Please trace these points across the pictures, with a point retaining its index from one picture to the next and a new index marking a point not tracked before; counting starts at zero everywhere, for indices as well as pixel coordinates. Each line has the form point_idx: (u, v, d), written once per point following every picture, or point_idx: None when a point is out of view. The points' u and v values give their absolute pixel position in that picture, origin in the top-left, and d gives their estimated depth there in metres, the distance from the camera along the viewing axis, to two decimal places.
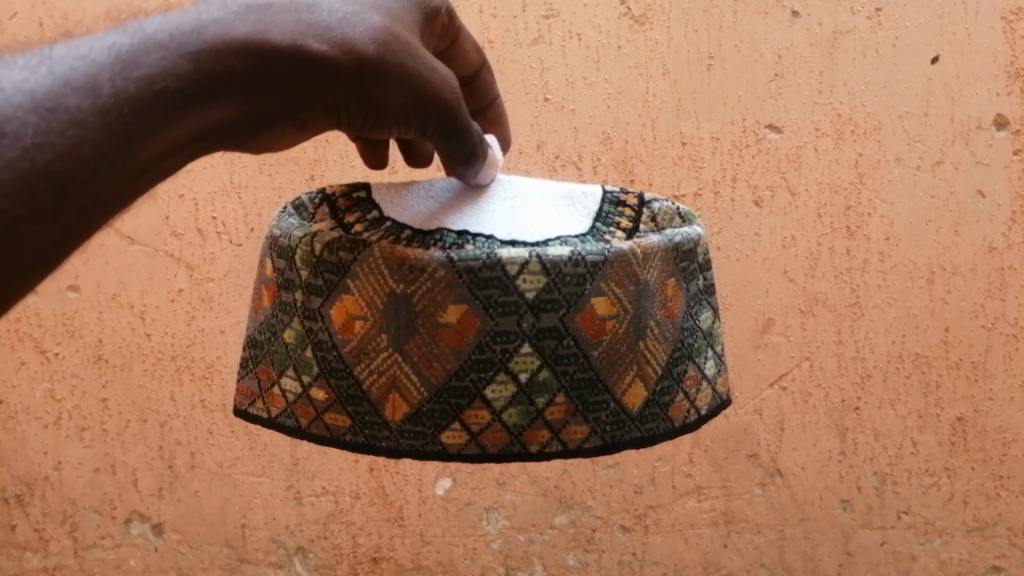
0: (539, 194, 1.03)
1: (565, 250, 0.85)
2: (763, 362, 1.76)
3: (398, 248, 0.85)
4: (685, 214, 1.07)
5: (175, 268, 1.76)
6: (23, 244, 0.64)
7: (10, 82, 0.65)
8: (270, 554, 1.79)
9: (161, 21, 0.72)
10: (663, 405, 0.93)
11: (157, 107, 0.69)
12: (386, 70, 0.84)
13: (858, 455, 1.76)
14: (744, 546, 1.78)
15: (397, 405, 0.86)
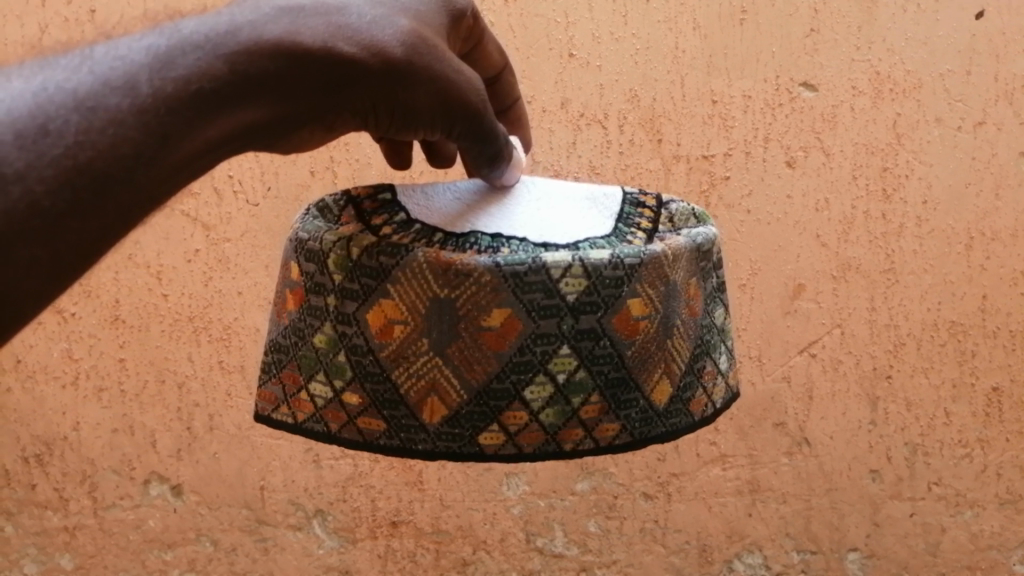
0: (562, 195, 0.99)
1: (606, 254, 0.82)
2: (792, 329, 1.71)
3: (443, 254, 0.82)
4: (700, 214, 1.03)
5: (192, 228, 1.73)
6: (63, 243, 0.62)
7: (50, 82, 0.63)
8: (290, 516, 1.77)
9: (198, 23, 0.69)
10: (685, 402, 0.91)
11: (193, 106, 0.67)
12: (415, 75, 0.81)
13: (888, 425, 1.72)
14: (769, 516, 1.75)
15: (435, 408, 0.82)
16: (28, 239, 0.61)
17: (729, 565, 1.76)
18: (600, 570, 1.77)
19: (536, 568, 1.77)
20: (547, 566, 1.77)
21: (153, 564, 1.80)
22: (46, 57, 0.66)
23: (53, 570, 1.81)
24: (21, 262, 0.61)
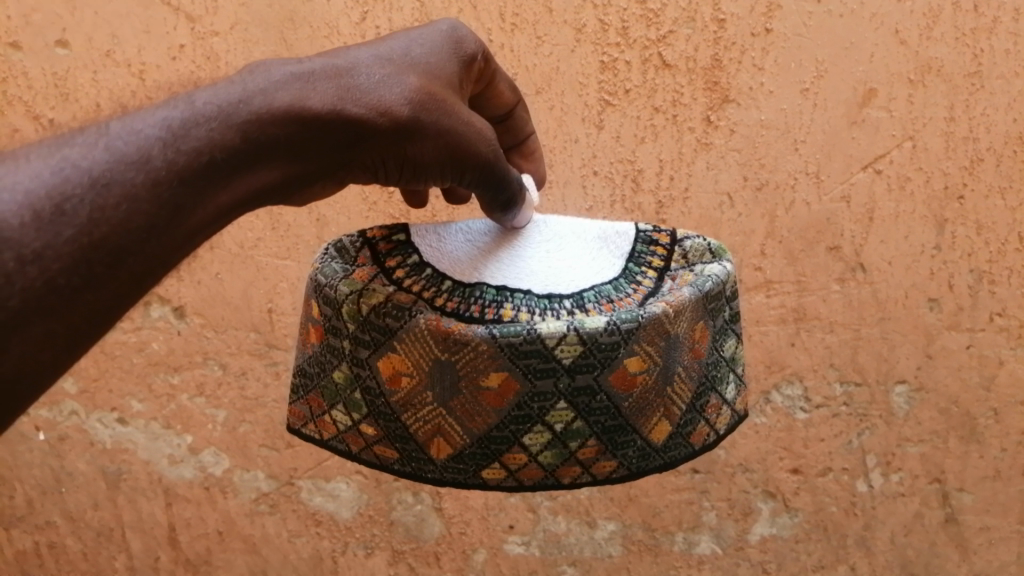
0: (572, 236, 1.06)
1: (603, 321, 0.85)
2: (857, 142, 1.51)
3: (443, 322, 0.85)
4: (716, 250, 1.05)
5: (174, 20, 1.62)
6: (79, 313, 0.62)
7: (63, 158, 0.63)
8: None
9: (211, 94, 0.70)
10: (686, 439, 0.95)
11: (205, 175, 0.67)
12: (421, 130, 0.83)
13: (954, 250, 1.55)
14: (814, 346, 1.61)
15: (441, 447, 0.88)
16: (43, 314, 0.60)
17: (766, 396, 1.64)
18: None
19: None
20: None
21: (160, 388, 1.72)
22: (58, 134, 0.66)
23: (57, 394, 1.76)
24: (35, 338, 0.60)
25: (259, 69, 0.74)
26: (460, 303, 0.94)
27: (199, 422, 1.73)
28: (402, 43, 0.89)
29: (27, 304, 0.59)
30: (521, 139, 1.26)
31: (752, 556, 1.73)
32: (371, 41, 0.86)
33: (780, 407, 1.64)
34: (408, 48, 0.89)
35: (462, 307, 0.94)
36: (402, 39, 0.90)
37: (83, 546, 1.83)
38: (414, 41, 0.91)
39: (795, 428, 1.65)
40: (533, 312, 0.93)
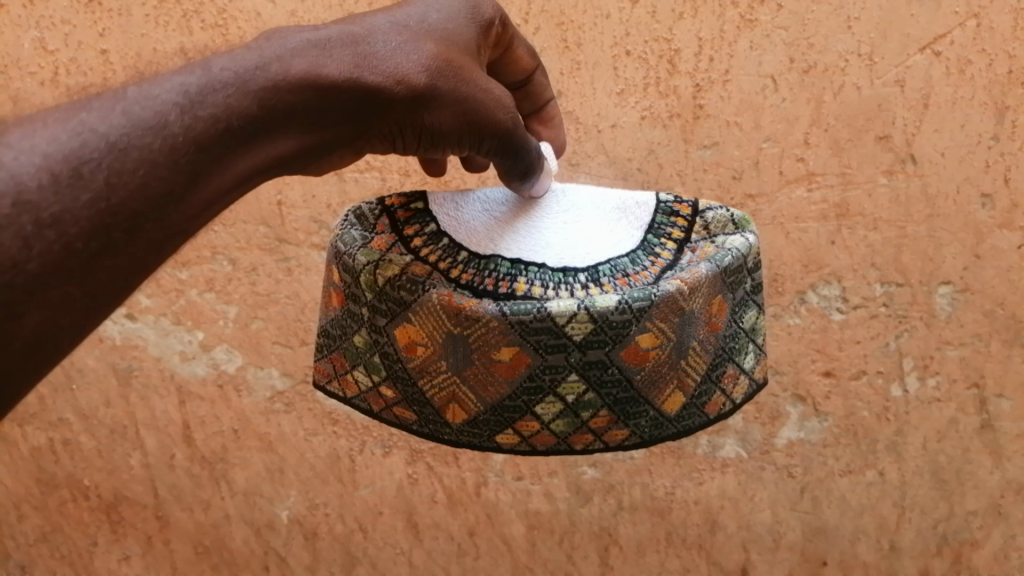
0: (591, 205, 1.01)
1: (614, 300, 0.82)
2: (917, 19, 1.41)
3: (455, 298, 0.84)
4: (739, 220, 1.00)
5: None
6: (100, 277, 0.63)
7: (80, 122, 0.64)
8: (312, 236, 1.63)
9: (227, 60, 0.71)
10: (699, 411, 0.92)
11: (221, 143, 0.69)
12: (438, 98, 0.84)
13: (1012, 142, 1.45)
14: (855, 245, 1.52)
15: (457, 412, 0.88)
16: (62, 280, 0.61)
17: (801, 297, 1.56)
18: None
19: None
20: None
21: (169, 284, 1.69)
22: (72, 101, 0.68)
23: None
24: (54, 301, 0.61)
25: (277, 37, 0.75)
26: (474, 276, 0.91)
27: (210, 317, 1.69)
28: (420, 9, 0.89)
29: (48, 268, 0.61)
30: (540, 105, 1.24)
31: (779, 460, 1.66)
32: (388, 7, 0.86)
33: (816, 308, 1.56)
34: (426, 14, 0.89)
35: (477, 280, 0.91)
36: (420, 5, 0.90)
37: (97, 444, 1.79)
38: (432, 7, 0.91)
39: (830, 330, 1.57)
40: (548, 288, 0.90)
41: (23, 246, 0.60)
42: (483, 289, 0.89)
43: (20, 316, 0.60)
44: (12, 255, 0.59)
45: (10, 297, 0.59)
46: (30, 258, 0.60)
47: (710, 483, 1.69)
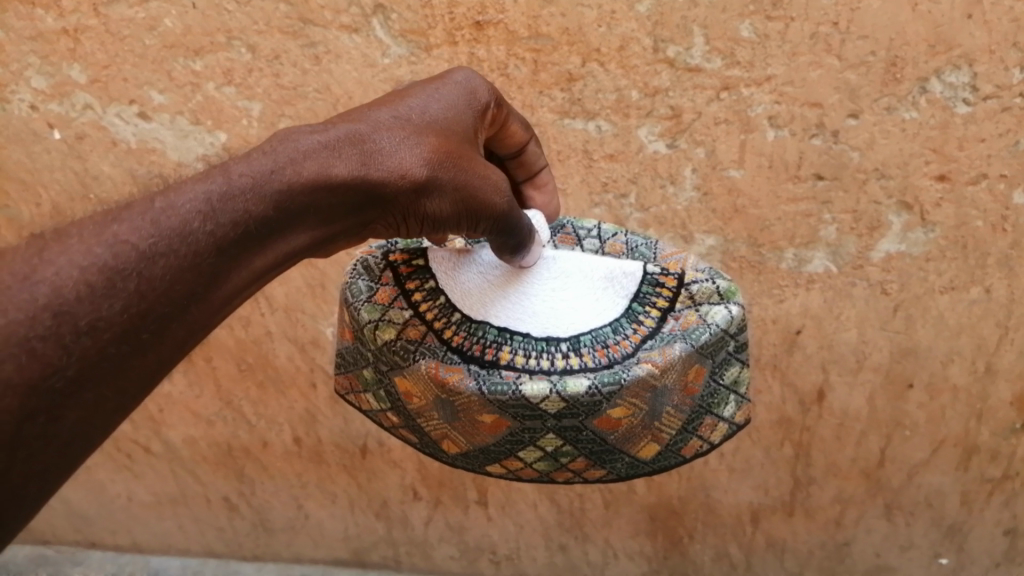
0: (581, 273, 0.90)
1: (584, 384, 0.78)
2: None
3: (440, 370, 0.80)
4: (726, 291, 0.89)
5: None
6: (130, 378, 0.56)
7: (113, 235, 0.57)
8: (342, 16, 1.42)
9: (245, 165, 0.64)
10: (670, 459, 0.86)
11: (237, 242, 0.62)
12: (440, 187, 0.75)
13: None
14: (997, 20, 1.26)
15: (452, 445, 0.84)
16: (66, 405, 0.53)
17: (923, 85, 1.31)
18: (748, 90, 1.36)
19: (663, 87, 1.38)
20: (677, 85, 1.38)
21: (182, 78, 1.49)
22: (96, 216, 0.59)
23: (66, 85, 1.52)
24: (89, 404, 0.54)
25: (285, 139, 0.68)
26: (464, 338, 0.84)
27: (230, 115, 1.50)
28: (420, 100, 0.81)
29: (84, 367, 0.53)
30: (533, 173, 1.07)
31: (872, 277, 1.47)
32: (387, 100, 0.79)
33: (938, 99, 1.32)
34: (427, 103, 0.81)
35: (467, 342, 0.84)
36: (421, 94, 0.82)
37: None
38: (432, 95, 0.83)
39: (951, 127, 1.34)
40: (530, 357, 0.82)
41: (60, 354, 0.52)
42: (471, 353, 0.83)
43: (57, 418, 0.52)
44: (45, 356, 0.52)
45: (48, 403, 0.52)
46: (64, 349, 0.53)
47: (793, 299, 1.51)
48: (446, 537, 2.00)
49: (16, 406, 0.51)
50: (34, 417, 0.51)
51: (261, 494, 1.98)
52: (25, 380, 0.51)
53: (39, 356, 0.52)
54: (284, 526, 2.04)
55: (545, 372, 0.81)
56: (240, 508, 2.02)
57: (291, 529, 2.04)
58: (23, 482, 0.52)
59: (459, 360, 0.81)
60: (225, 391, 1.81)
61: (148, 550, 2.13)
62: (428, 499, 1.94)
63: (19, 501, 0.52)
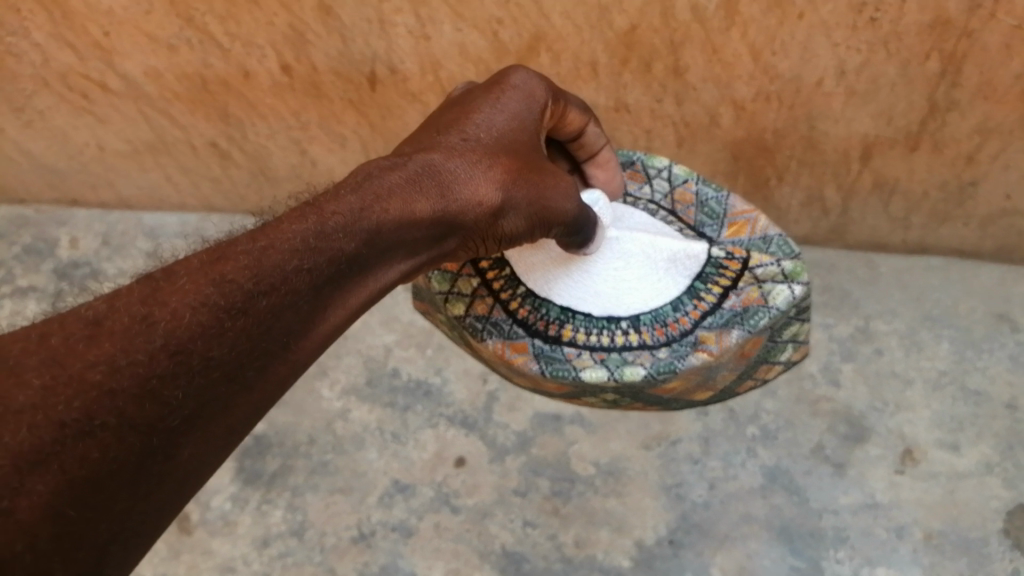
0: (643, 255, 1.18)
1: (639, 373, 1.14)
2: None
3: (507, 355, 1.18)
4: (789, 275, 1.18)
5: None
6: (236, 414, 0.65)
7: (220, 274, 0.67)
8: None
9: (337, 207, 0.78)
10: (723, 391, 1.27)
11: (333, 275, 0.75)
12: (511, 207, 0.94)
13: None
14: None
15: (515, 378, 1.25)
16: (185, 439, 0.62)
17: None
18: None
19: None
20: None
21: None
22: (204, 253, 0.69)
23: None
24: (201, 440, 0.63)
25: (372, 176, 0.84)
26: (530, 313, 1.21)
27: None
28: (487, 115, 0.99)
29: (199, 406, 0.63)
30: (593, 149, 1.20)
31: None
32: (458, 121, 0.98)
33: None
34: (493, 120, 0.99)
35: (532, 316, 1.21)
36: (489, 109, 1.00)
37: None
38: (496, 106, 1.00)
39: None
40: (592, 334, 1.19)
41: (177, 393, 0.61)
42: (536, 327, 1.21)
43: (175, 453, 0.61)
44: (164, 397, 0.60)
45: (169, 438, 0.61)
46: (179, 390, 0.61)
47: None
48: None
49: (138, 443, 0.59)
50: (154, 454, 0.60)
51: (256, 139, 1.66)
52: (147, 420, 0.59)
53: (160, 395, 0.60)
54: (290, 176, 1.75)
55: (605, 349, 1.18)
56: (232, 155, 1.72)
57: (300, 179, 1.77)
58: (141, 517, 0.60)
59: (523, 337, 1.20)
60: (182, 6, 1.37)
61: (140, 208, 1.96)
62: None
63: (140, 532, 0.61)
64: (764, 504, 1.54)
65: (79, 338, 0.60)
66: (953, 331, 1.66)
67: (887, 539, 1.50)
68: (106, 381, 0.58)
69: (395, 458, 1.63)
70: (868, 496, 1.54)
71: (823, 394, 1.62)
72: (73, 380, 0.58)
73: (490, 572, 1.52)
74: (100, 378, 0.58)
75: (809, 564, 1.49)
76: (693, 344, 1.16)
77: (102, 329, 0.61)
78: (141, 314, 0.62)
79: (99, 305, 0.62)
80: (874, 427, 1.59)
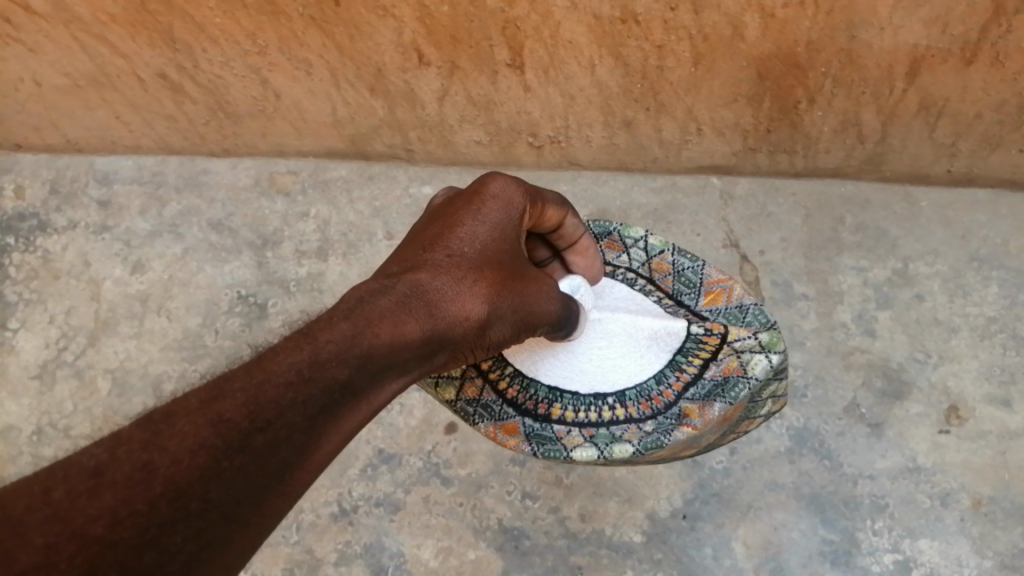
0: (625, 335, 1.10)
1: (629, 450, 1.03)
2: None
3: (502, 437, 1.07)
4: (768, 343, 1.06)
5: None
6: (233, 553, 0.59)
7: (219, 413, 0.62)
8: None
9: (328, 334, 0.72)
10: (707, 448, 1.14)
11: (328, 404, 0.68)
12: (498, 320, 0.89)
13: None
14: None
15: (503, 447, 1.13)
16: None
17: None
18: None
19: None
20: None
21: None
22: (210, 390, 0.65)
23: None
24: None
25: (361, 301, 0.77)
26: (519, 393, 1.09)
27: None
28: (472, 226, 0.91)
29: (197, 548, 0.56)
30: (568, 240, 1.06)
31: None
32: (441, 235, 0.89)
33: None
34: (475, 232, 0.91)
35: (521, 396, 1.09)
36: (470, 220, 0.91)
37: None
38: (478, 217, 0.92)
39: None
40: (580, 411, 1.08)
41: (174, 534, 0.55)
42: (526, 407, 1.09)
43: None
44: (162, 543, 0.55)
45: None
46: (178, 535, 0.55)
47: None
48: (468, 117, 1.50)
49: None
50: None
51: (209, 68, 1.46)
52: (144, 567, 0.53)
53: (160, 542, 0.54)
54: (253, 111, 1.56)
55: (593, 425, 1.07)
56: (185, 88, 1.53)
57: (264, 114, 1.57)
58: None
59: (515, 416, 1.08)
60: None
61: (92, 151, 1.76)
62: (440, 66, 1.38)
63: None
64: (792, 470, 1.36)
65: (89, 484, 0.55)
66: (1002, 272, 1.48)
67: (929, 507, 1.33)
68: (99, 532, 0.53)
69: (379, 425, 1.46)
70: (908, 459, 1.36)
71: (857, 345, 1.44)
72: (76, 536, 0.53)
73: (487, 551, 1.36)
74: (100, 533, 0.53)
75: (842, 537, 1.32)
76: (677, 418, 1.06)
77: (106, 478, 0.56)
78: (144, 459, 0.57)
79: (103, 450, 0.58)
80: (914, 381, 1.42)
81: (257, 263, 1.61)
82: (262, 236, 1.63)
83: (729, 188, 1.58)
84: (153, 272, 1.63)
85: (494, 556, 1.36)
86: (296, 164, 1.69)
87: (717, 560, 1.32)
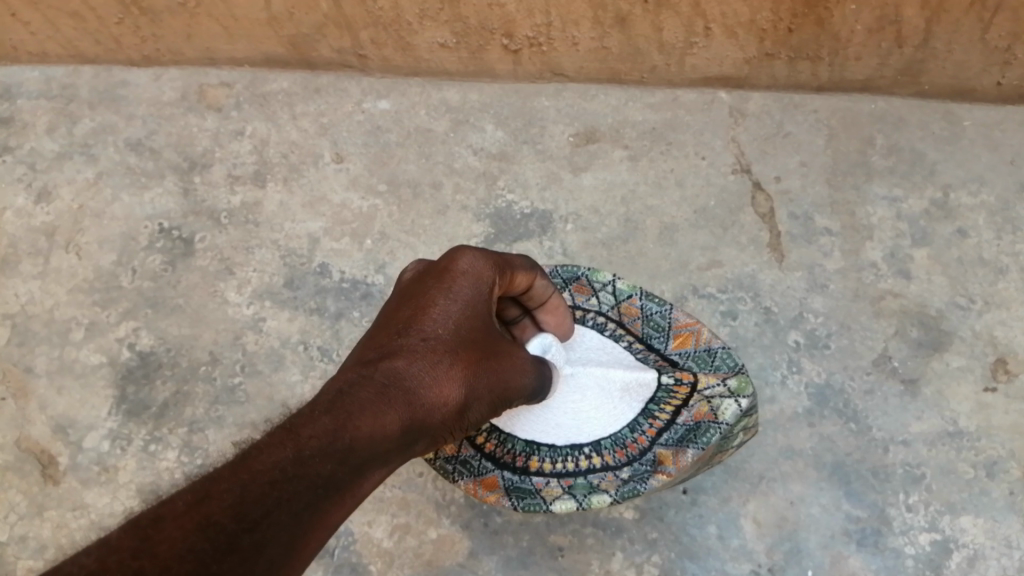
0: (596, 388, 1.03)
1: (606, 500, 0.98)
2: None
3: (482, 492, 1.01)
4: (737, 388, 1.00)
5: None
6: None
7: (205, 514, 0.50)
8: None
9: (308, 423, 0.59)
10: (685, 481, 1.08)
11: (312, 502, 0.55)
12: (475, 398, 0.77)
13: None
14: None
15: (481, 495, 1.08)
16: None
17: None
18: None
19: None
20: None
21: None
22: (195, 488, 0.52)
23: None
24: None
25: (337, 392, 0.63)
26: (497, 447, 1.03)
27: None
28: (445, 303, 0.78)
29: None
30: (543, 299, 0.94)
31: None
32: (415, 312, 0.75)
33: None
34: (447, 311, 0.77)
35: (499, 450, 1.04)
36: (441, 298, 0.78)
37: None
38: (450, 295, 0.78)
39: None
40: (557, 461, 1.03)
41: None
42: (504, 459, 1.03)
43: None
44: None
45: None
46: None
47: None
48: (429, 10, 1.30)
49: None
50: None
51: None
52: None
53: None
54: (171, 5, 1.37)
55: (571, 475, 1.02)
56: None
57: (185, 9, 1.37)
58: None
59: (493, 470, 1.02)
60: None
61: None
62: None
63: None
64: (811, 435, 1.15)
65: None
66: None
67: (973, 479, 1.12)
68: None
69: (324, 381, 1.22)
70: (948, 422, 1.15)
71: (888, 289, 1.23)
72: None
73: (451, 529, 1.15)
74: None
75: (871, 512, 1.11)
76: (651, 465, 1.00)
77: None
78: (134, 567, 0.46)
79: (91, 557, 0.47)
80: (956, 330, 1.20)
81: (183, 191, 1.36)
82: (190, 159, 1.38)
83: (740, 104, 1.34)
84: (60, 201, 1.38)
85: (460, 536, 1.15)
86: (230, 75, 1.44)
87: (722, 541, 1.11)
